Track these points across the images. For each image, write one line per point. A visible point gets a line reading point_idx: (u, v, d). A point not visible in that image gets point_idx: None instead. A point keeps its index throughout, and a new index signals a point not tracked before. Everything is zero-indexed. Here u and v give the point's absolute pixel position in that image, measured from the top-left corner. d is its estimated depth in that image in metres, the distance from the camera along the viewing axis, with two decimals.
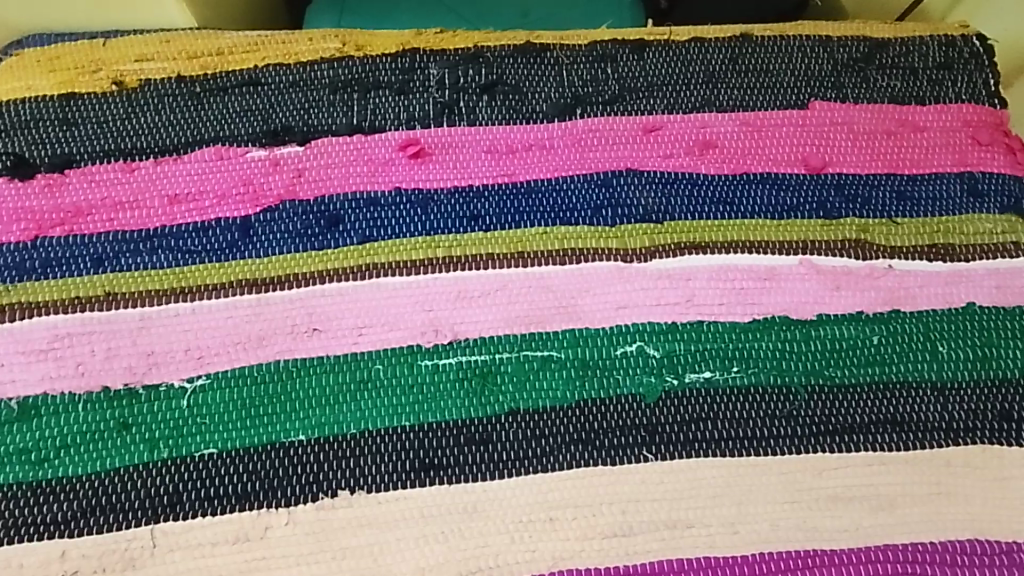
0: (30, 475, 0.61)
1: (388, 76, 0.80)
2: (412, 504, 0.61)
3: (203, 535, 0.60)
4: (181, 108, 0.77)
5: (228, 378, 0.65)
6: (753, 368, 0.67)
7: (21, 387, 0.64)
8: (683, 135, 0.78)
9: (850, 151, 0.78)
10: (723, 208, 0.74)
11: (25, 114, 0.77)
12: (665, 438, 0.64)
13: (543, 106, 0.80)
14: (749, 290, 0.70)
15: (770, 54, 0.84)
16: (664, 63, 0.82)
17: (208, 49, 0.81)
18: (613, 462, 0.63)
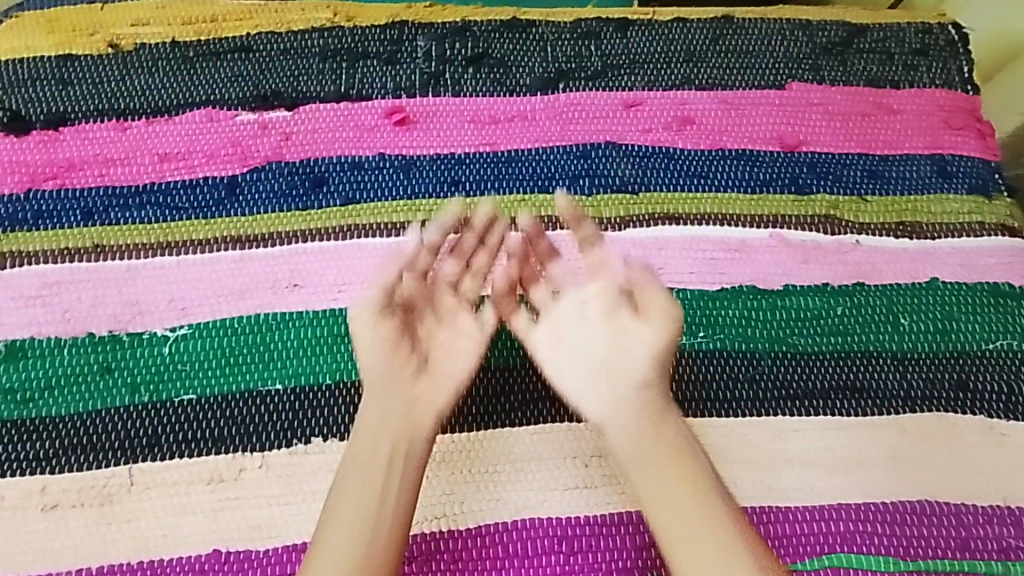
0: (14, 413, 0.63)
1: (377, 46, 0.82)
2: None
3: (179, 474, 0.62)
4: (174, 71, 0.80)
5: (209, 328, 0.67)
6: (719, 334, 0.69)
7: (9, 331, 0.67)
8: (662, 110, 0.80)
9: (825, 130, 0.80)
10: (698, 181, 0.76)
11: (22, 72, 0.79)
12: None
13: (527, 79, 0.82)
14: (719, 260, 0.72)
15: (750, 36, 0.86)
16: (646, 42, 0.84)
17: (203, 15, 0.83)
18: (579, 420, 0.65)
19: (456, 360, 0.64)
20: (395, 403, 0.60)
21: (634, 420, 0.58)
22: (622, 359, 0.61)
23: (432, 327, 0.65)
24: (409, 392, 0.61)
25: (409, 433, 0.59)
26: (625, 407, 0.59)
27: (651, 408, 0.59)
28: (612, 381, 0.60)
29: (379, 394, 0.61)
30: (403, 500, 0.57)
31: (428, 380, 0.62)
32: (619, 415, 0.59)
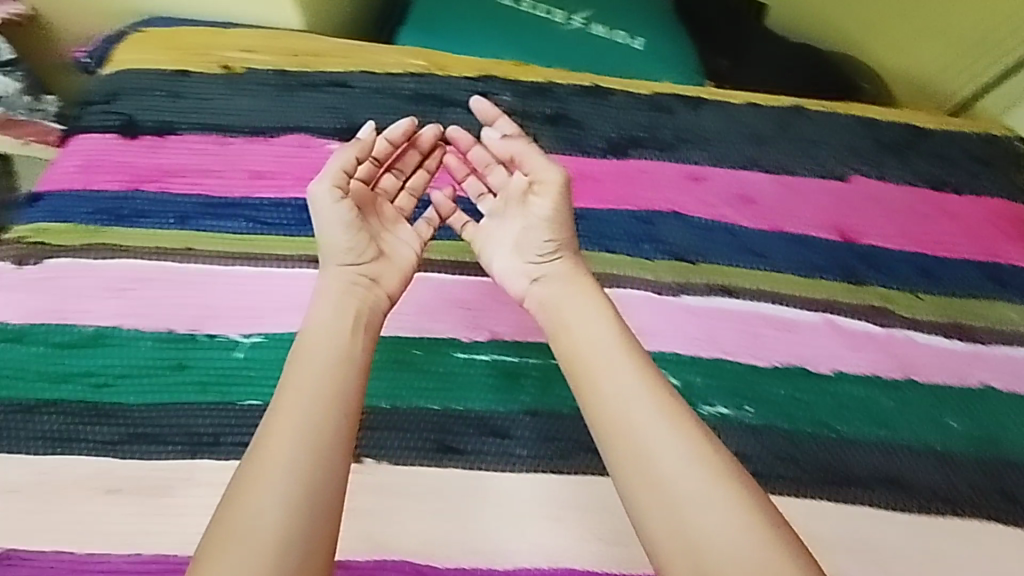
0: (89, 396, 0.67)
1: (463, 95, 0.87)
2: (427, 481, 0.64)
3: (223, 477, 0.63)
4: (276, 96, 0.86)
5: (279, 338, 0.70)
6: (764, 410, 0.69)
7: (95, 318, 0.71)
8: (724, 187, 0.84)
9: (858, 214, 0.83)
10: (755, 259, 0.79)
11: (140, 81, 0.86)
12: None
13: (599, 142, 0.86)
14: (769, 336, 0.74)
15: (815, 128, 0.90)
16: (715, 121, 0.89)
17: (309, 50, 0.90)
18: (554, 472, 0.66)
19: (404, 248, 0.71)
20: (357, 274, 0.67)
21: (585, 338, 0.63)
22: (531, 238, 0.70)
23: (380, 226, 0.71)
24: (367, 272, 0.67)
25: (372, 298, 0.66)
26: (564, 298, 0.66)
27: (597, 346, 0.62)
28: (523, 254, 0.70)
29: (334, 267, 0.67)
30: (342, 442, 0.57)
31: (382, 262, 0.69)
32: (559, 297, 0.67)
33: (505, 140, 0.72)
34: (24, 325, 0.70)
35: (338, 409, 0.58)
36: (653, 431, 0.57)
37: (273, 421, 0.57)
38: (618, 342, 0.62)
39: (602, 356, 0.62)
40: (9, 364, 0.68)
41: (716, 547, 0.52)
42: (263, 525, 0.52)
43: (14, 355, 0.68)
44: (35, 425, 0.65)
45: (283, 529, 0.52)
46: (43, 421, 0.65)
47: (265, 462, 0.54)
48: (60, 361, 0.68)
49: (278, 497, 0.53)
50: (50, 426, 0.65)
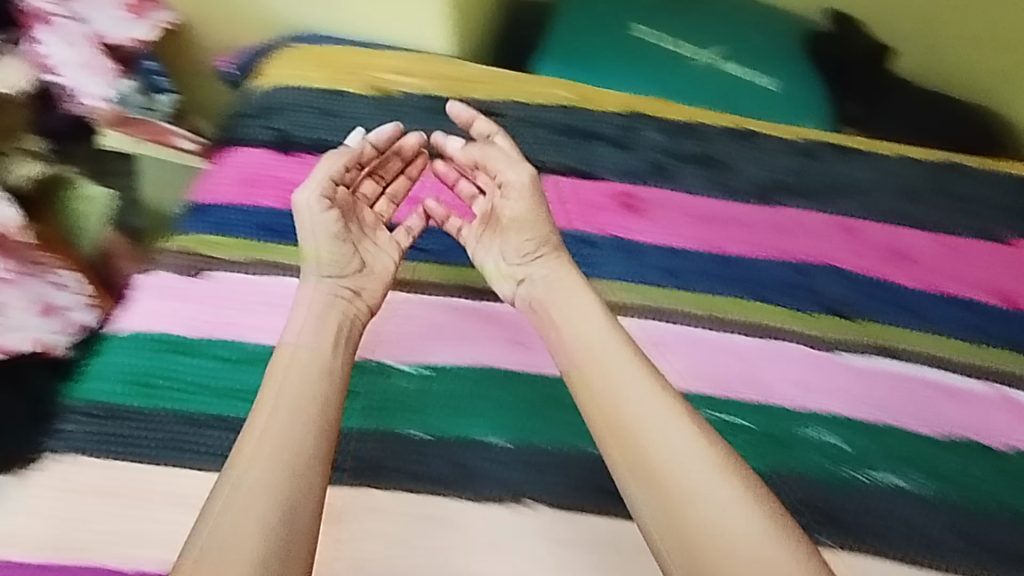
0: (255, 413, 0.67)
1: (611, 129, 0.87)
2: (598, 529, 0.61)
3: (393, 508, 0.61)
4: (426, 120, 0.86)
5: (442, 366, 0.70)
6: (945, 483, 0.66)
7: (256, 334, 0.71)
8: (879, 242, 0.82)
9: (938, 267, 0.80)
10: (916, 319, 0.76)
11: (294, 97, 0.87)
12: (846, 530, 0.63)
13: (748, 186, 0.85)
14: (940, 405, 0.71)
15: (967, 185, 0.88)
16: (865, 172, 0.87)
17: (457, 74, 0.90)
18: (511, 504, 0.62)
19: (382, 259, 0.73)
20: (339, 284, 0.68)
21: (583, 350, 0.61)
22: (512, 242, 0.71)
23: (363, 234, 0.72)
24: (353, 285, 0.69)
25: (352, 311, 0.67)
26: (564, 299, 0.65)
27: (601, 355, 0.61)
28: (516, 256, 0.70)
29: (314, 275, 0.68)
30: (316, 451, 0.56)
31: (365, 274, 0.70)
32: (558, 304, 0.65)
33: (482, 153, 0.74)
34: (195, 338, 0.71)
35: (316, 424, 0.57)
36: (660, 433, 0.56)
37: (253, 426, 0.56)
38: (622, 350, 0.61)
39: (611, 363, 0.60)
40: (179, 375, 0.68)
41: (739, 550, 0.50)
42: (244, 531, 0.51)
43: (185, 366, 0.69)
44: (205, 441, 0.65)
45: (257, 534, 0.51)
46: (214, 436, 0.65)
47: (246, 465, 0.54)
48: (230, 377, 0.68)
49: (251, 496, 0.52)
50: (220, 443, 0.65)
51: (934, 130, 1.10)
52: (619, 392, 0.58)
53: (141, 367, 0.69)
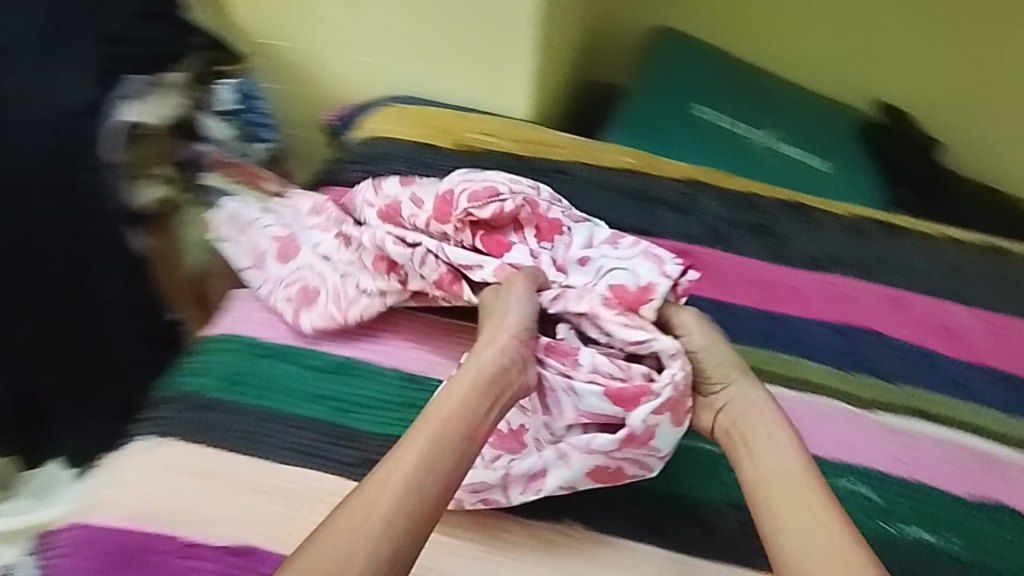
0: (335, 419, 0.73)
1: (672, 195, 0.95)
2: (635, 556, 0.68)
3: (447, 520, 0.69)
4: (505, 176, 0.95)
5: None
6: (973, 545, 0.70)
7: (339, 349, 0.78)
8: (925, 316, 0.86)
9: (786, 275, 0.88)
10: (958, 389, 0.81)
11: (391, 148, 0.96)
12: None
13: (801, 255, 0.91)
14: (974, 471, 0.75)
15: (1013, 272, 0.91)
16: (913, 251, 0.92)
17: (536, 138, 0.99)
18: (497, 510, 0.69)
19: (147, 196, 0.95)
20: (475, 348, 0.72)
21: (780, 473, 0.66)
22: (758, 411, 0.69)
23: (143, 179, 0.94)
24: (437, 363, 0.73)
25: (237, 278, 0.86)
26: (754, 423, 0.69)
27: (778, 487, 0.65)
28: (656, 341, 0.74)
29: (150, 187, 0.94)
30: (414, 503, 0.58)
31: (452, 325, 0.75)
32: (751, 425, 0.69)
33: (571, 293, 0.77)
34: (293, 348, 0.78)
35: (439, 458, 0.61)
36: (792, 511, 0.63)
37: (407, 440, 0.61)
38: (795, 462, 0.66)
39: (789, 478, 0.65)
40: (267, 378, 0.75)
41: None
42: (379, 501, 0.58)
43: (272, 369, 0.76)
44: (290, 436, 0.72)
45: (408, 540, 0.57)
46: (289, 432, 0.72)
47: (352, 508, 0.57)
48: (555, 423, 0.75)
49: (374, 501, 0.58)
50: (290, 440, 0.71)
51: (993, 210, 1.11)
52: (790, 501, 0.64)
53: (236, 365, 0.76)
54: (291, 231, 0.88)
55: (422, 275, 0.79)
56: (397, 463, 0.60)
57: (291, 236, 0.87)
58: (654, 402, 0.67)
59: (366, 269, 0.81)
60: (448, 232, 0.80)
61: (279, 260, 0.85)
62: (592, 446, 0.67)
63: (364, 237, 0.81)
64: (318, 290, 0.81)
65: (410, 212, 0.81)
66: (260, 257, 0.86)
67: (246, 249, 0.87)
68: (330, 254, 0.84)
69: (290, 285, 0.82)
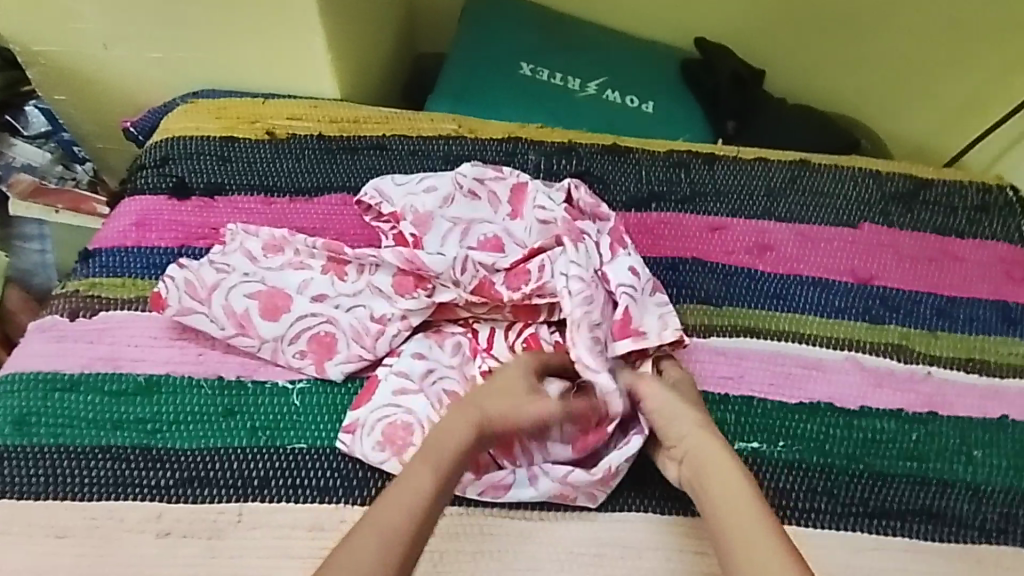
0: (143, 441, 0.69)
1: (494, 155, 0.94)
2: (476, 520, 0.68)
3: (275, 521, 0.66)
4: (317, 161, 0.91)
5: (325, 384, 0.73)
6: (799, 446, 0.73)
7: (148, 366, 0.73)
8: (743, 237, 0.89)
9: None
10: (778, 302, 0.83)
11: (191, 147, 0.91)
12: None
13: (623, 197, 0.92)
14: (798, 375, 0.77)
15: (827, 179, 0.94)
16: (731, 176, 0.94)
17: (347, 116, 0.95)
18: (321, 501, 0.67)
19: None
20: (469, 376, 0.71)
21: (735, 502, 0.61)
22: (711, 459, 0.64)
23: None
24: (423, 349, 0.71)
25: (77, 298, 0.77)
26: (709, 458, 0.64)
27: (736, 518, 0.60)
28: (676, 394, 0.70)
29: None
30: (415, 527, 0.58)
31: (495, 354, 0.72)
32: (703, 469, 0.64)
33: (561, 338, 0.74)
34: (91, 374, 0.72)
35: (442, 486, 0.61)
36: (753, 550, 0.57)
37: (411, 467, 0.61)
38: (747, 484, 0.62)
39: (745, 509, 0.60)
40: (65, 411, 0.70)
41: None
42: (384, 528, 0.57)
43: (70, 402, 0.70)
44: (97, 470, 0.67)
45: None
46: (93, 464, 0.67)
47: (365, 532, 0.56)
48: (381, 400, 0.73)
49: (376, 534, 0.56)
50: (93, 472, 0.67)
51: (814, 126, 1.15)
52: (742, 534, 0.58)
53: (25, 404, 0.70)
54: (253, 275, 0.76)
55: (457, 284, 0.75)
56: (400, 487, 0.60)
57: (259, 279, 0.75)
58: (631, 449, 0.68)
59: (387, 287, 0.76)
60: (449, 228, 0.80)
61: (247, 290, 0.75)
62: (567, 478, 0.67)
63: (384, 254, 0.75)
64: (334, 336, 0.74)
65: (448, 221, 0.81)
66: (207, 284, 0.75)
67: (182, 282, 0.75)
68: (326, 293, 0.76)
69: (290, 327, 0.74)
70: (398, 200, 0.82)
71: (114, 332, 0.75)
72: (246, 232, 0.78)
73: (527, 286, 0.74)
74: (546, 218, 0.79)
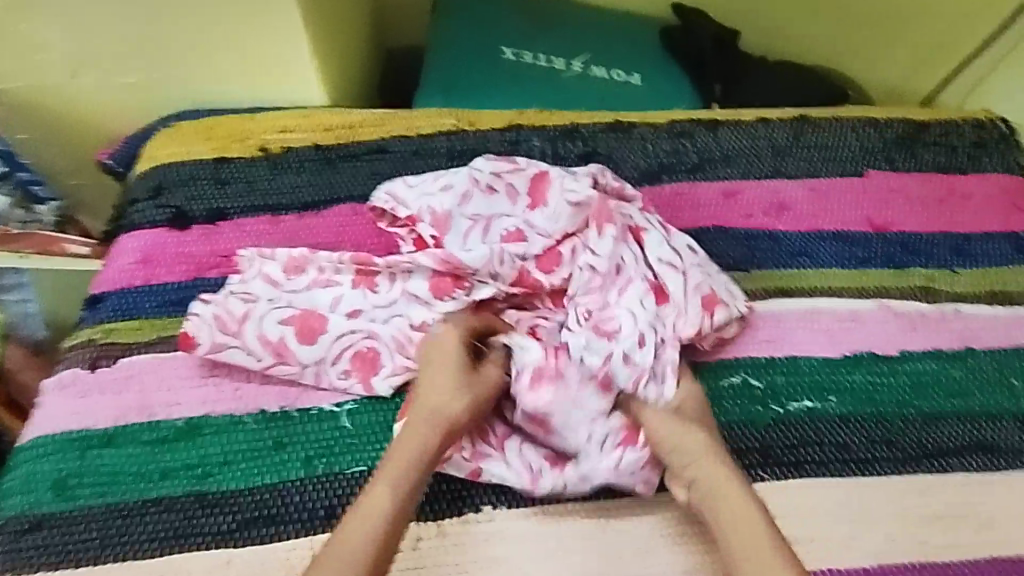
0: (196, 487, 0.66)
1: (498, 146, 0.92)
2: (547, 518, 0.68)
3: None
4: (318, 172, 0.87)
5: (373, 402, 0.71)
6: (849, 399, 0.74)
7: (185, 409, 0.69)
8: (758, 199, 0.89)
9: None
10: (803, 260, 0.84)
11: (184, 173, 0.86)
12: (762, 460, 0.70)
13: (634, 173, 0.91)
14: (835, 329, 0.78)
15: (828, 131, 0.95)
16: (736, 139, 0.94)
17: (340, 122, 0.91)
18: None
19: None
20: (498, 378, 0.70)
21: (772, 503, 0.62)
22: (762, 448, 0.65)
23: None
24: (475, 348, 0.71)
25: (90, 349, 0.73)
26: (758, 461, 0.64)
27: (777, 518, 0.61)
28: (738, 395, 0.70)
29: None
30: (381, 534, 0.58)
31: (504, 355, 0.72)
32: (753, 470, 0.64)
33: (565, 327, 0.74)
34: (126, 426, 0.68)
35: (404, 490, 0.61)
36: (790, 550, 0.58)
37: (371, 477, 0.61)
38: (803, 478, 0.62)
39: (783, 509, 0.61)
40: (104, 468, 0.66)
41: None
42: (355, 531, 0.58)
43: (107, 459, 0.66)
44: (150, 525, 0.64)
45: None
46: (147, 519, 0.64)
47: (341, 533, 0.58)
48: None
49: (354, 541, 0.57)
50: (148, 527, 0.64)
51: (799, 80, 1.16)
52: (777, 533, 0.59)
53: (61, 468, 0.66)
54: (279, 300, 0.74)
55: (496, 277, 0.75)
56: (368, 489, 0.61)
57: (287, 304, 0.73)
58: None
59: (424, 292, 0.75)
60: (470, 227, 0.79)
61: (280, 316, 0.72)
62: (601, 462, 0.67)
63: (419, 257, 0.74)
64: (377, 350, 0.72)
65: (468, 219, 0.80)
66: (236, 316, 0.72)
67: (211, 317, 0.72)
68: (360, 308, 0.74)
69: (330, 348, 0.71)
70: (413, 203, 0.81)
71: (141, 378, 0.71)
72: (262, 256, 0.76)
73: (561, 269, 0.76)
74: (578, 201, 0.77)
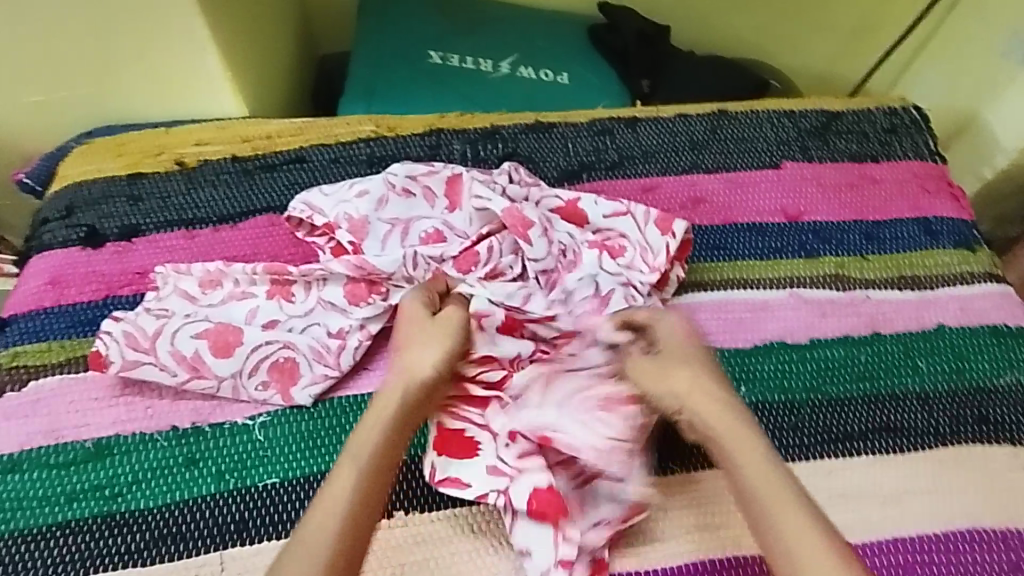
0: (104, 509, 0.66)
1: (418, 151, 0.92)
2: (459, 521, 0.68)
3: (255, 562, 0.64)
4: (235, 184, 0.87)
5: (286, 413, 0.71)
6: (759, 388, 0.76)
7: (95, 431, 0.69)
8: (675, 193, 0.90)
9: None
10: (719, 252, 0.85)
11: (97, 191, 0.85)
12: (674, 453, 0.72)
13: (554, 172, 0.92)
14: (747, 319, 0.80)
15: (744, 124, 0.96)
16: (655, 135, 0.95)
17: (258, 133, 0.91)
18: None
19: None
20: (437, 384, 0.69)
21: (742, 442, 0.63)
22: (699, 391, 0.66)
23: None
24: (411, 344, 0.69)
25: None
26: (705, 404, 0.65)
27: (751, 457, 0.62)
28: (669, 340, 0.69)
29: None
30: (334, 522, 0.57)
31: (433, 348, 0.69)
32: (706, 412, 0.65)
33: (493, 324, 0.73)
34: (35, 450, 0.68)
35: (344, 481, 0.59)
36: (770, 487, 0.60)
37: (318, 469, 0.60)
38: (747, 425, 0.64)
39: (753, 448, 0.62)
40: (11, 494, 0.66)
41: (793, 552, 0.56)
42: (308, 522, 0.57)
43: (14, 485, 0.66)
44: (56, 549, 0.64)
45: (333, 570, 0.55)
46: (54, 544, 0.64)
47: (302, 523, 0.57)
48: (343, 420, 0.71)
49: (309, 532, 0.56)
50: (55, 552, 0.64)
51: (724, 74, 1.17)
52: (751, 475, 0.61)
53: None
54: (195, 314, 0.73)
55: (411, 280, 0.75)
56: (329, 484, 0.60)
57: (203, 318, 0.73)
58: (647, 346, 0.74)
59: (340, 300, 0.75)
60: (389, 231, 0.79)
61: (194, 330, 0.71)
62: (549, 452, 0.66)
63: (333, 265, 0.74)
64: (295, 360, 0.72)
65: (385, 223, 0.79)
66: (149, 333, 0.71)
67: (121, 336, 0.71)
68: (276, 319, 0.74)
69: (246, 359, 0.71)
70: (330, 210, 0.80)
71: (51, 402, 0.70)
72: (177, 272, 0.75)
73: (478, 268, 0.76)
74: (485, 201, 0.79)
